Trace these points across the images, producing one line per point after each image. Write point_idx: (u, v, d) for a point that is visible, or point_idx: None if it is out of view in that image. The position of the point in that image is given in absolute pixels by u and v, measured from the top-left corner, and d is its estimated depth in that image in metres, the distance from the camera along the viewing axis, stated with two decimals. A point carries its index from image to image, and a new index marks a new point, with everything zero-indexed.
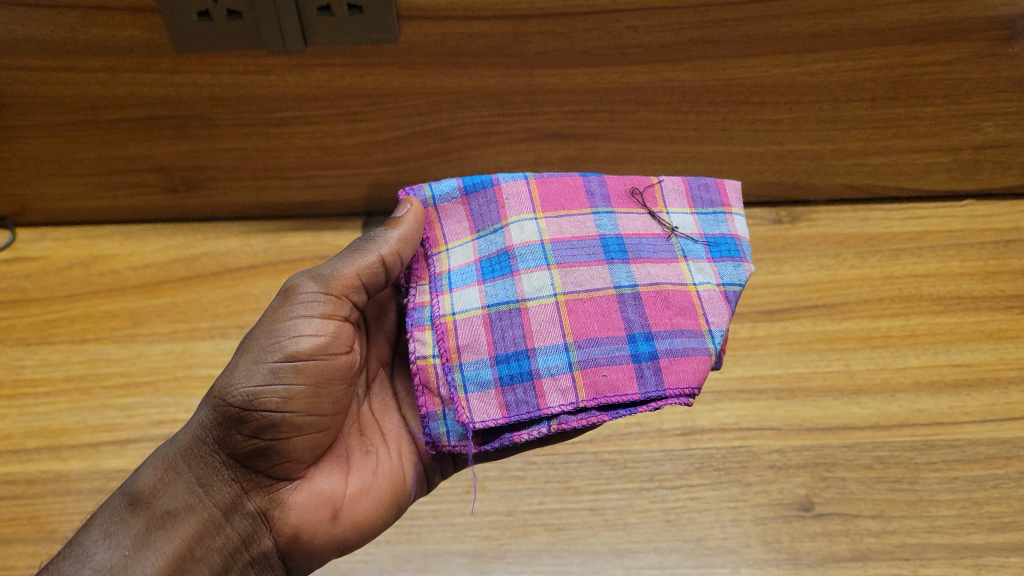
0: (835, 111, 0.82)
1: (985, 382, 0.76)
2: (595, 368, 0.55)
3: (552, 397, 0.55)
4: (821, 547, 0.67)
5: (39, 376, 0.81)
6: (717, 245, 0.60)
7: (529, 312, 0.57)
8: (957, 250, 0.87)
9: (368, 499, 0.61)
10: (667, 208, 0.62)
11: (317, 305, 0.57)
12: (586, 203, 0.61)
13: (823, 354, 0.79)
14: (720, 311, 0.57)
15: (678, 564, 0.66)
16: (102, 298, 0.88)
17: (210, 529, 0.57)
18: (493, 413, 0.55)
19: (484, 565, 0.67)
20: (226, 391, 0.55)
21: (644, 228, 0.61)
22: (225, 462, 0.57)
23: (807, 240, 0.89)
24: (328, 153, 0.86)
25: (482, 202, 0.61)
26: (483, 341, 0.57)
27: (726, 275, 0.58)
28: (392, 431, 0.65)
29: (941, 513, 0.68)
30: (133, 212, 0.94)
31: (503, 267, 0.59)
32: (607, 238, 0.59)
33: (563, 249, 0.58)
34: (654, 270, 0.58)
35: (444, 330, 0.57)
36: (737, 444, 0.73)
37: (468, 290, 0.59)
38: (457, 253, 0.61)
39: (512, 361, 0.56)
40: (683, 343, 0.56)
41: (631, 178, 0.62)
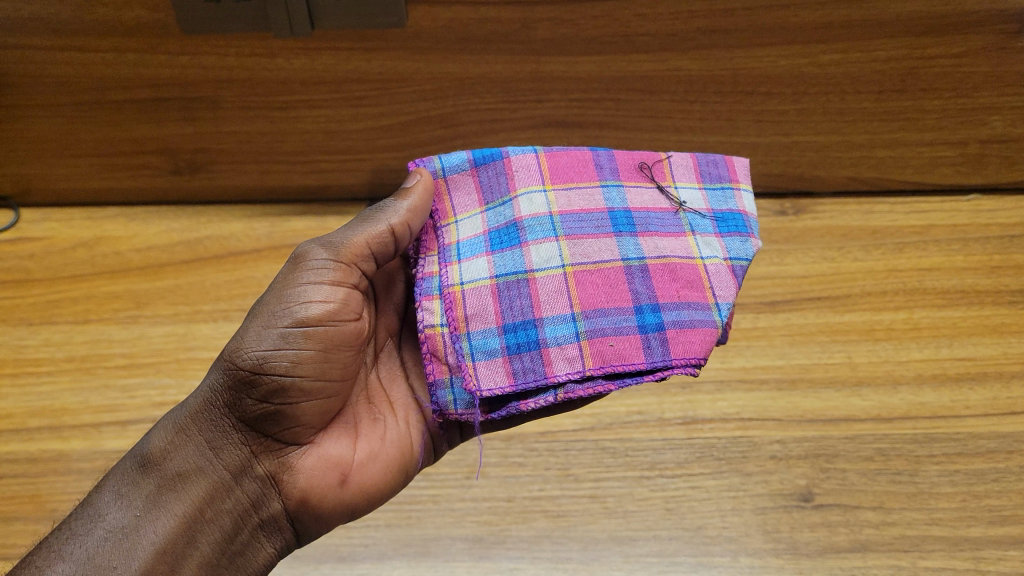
0: (842, 103, 0.82)
1: (987, 375, 0.76)
2: (602, 338, 0.55)
3: (558, 366, 0.55)
4: (820, 537, 0.67)
5: (41, 356, 0.81)
6: (724, 221, 0.60)
7: (537, 283, 0.57)
8: (962, 244, 0.87)
9: (376, 465, 0.61)
10: (676, 183, 0.61)
11: (327, 272, 0.57)
12: (595, 176, 0.60)
13: (825, 347, 0.79)
14: (727, 285, 0.57)
15: (678, 552, 0.66)
16: (105, 279, 0.87)
17: (220, 491, 0.57)
18: (500, 380, 0.55)
19: (484, 551, 0.67)
20: (237, 355, 0.55)
21: (652, 202, 0.60)
22: (235, 425, 0.57)
23: (811, 232, 0.89)
24: (332, 138, 0.86)
25: (492, 173, 0.61)
26: (490, 310, 0.57)
27: (734, 250, 0.59)
28: (399, 399, 0.65)
29: (941, 505, 0.68)
30: (137, 193, 0.94)
31: (511, 239, 0.58)
32: (615, 211, 0.59)
33: (572, 221, 0.58)
34: (662, 243, 0.58)
35: (452, 300, 0.57)
36: (738, 434, 0.73)
37: (476, 261, 0.58)
38: (466, 224, 0.61)
39: (519, 331, 0.56)
40: (690, 315, 0.56)
41: (640, 153, 0.62)
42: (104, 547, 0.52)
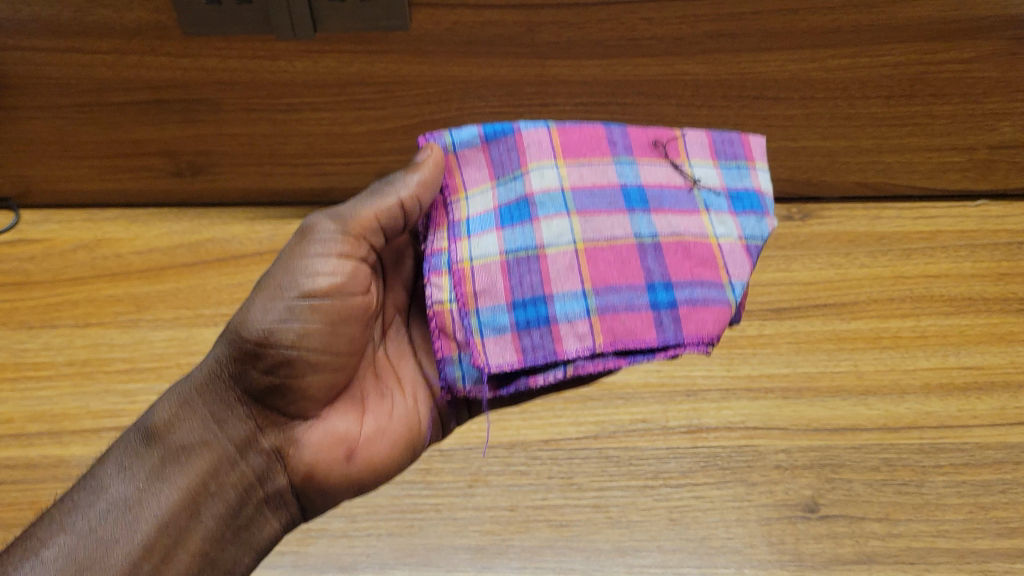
0: (849, 108, 0.81)
1: (995, 384, 0.76)
2: (612, 315, 0.55)
3: (568, 342, 0.54)
4: (825, 549, 0.66)
5: (41, 360, 0.80)
6: (739, 198, 0.59)
7: (548, 259, 0.56)
8: (970, 251, 0.86)
9: (382, 440, 0.62)
10: (690, 160, 0.60)
11: (335, 245, 0.56)
12: (607, 153, 0.59)
13: (831, 354, 0.78)
14: (741, 263, 0.57)
15: (681, 563, 0.65)
16: (106, 282, 0.86)
17: (226, 464, 0.56)
18: (508, 356, 0.54)
19: (486, 561, 0.66)
20: (242, 327, 0.54)
21: (665, 179, 0.59)
22: (240, 398, 0.56)
23: (818, 238, 0.88)
24: (335, 140, 0.85)
25: (503, 148, 0.58)
26: (500, 287, 0.56)
27: (749, 228, 0.58)
28: (407, 375, 0.65)
29: (947, 517, 0.68)
30: (138, 196, 0.93)
31: (521, 214, 0.57)
32: (628, 188, 0.58)
33: (583, 198, 0.57)
34: (676, 221, 0.58)
35: (461, 276, 0.56)
36: (743, 444, 0.72)
37: (487, 237, 0.57)
38: (476, 199, 0.58)
39: (529, 307, 0.55)
40: (703, 293, 0.55)
41: (653, 130, 0.61)
42: (106, 521, 0.51)
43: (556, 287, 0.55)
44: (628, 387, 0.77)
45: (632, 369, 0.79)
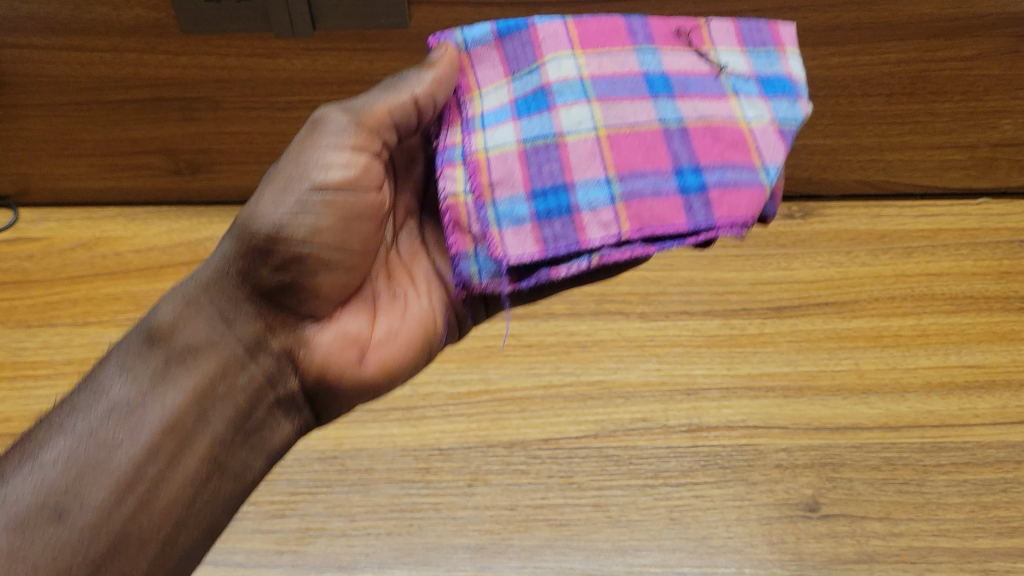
0: (850, 105, 0.81)
1: (996, 383, 0.76)
2: (638, 200, 0.49)
3: (592, 230, 0.49)
4: (826, 548, 0.66)
5: (39, 358, 0.79)
6: (769, 86, 0.53)
7: (568, 147, 0.50)
8: (971, 249, 0.86)
9: (396, 343, 0.57)
10: (716, 48, 0.54)
11: (347, 138, 0.50)
12: (628, 42, 0.53)
13: (832, 353, 0.78)
14: (773, 146, 0.51)
15: (681, 563, 0.65)
16: (105, 280, 0.86)
17: (235, 365, 0.49)
18: (529, 247, 0.49)
19: (486, 560, 0.66)
20: (250, 221, 0.49)
21: (690, 68, 0.53)
22: (249, 297, 0.50)
23: (819, 237, 0.88)
24: None
25: (516, 42, 0.52)
26: (519, 176, 0.51)
27: (781, 112, 0.52)
28: (421, 274, 0.60)
29: (949, 516, 0.67)
30: (137, 195, 0.92)
31: (538, 105, 0.51)
32: (652, 76, 0.52)
33: (605, 86, 0.52)
34: (702, 107, 0.52)
35: (476, 167, 0.51)
36: (743, 442, 0.72)
37: (502, 128, 0.52)
38: (489, 96, 0.52)
39: (550, 197, 0.50)
40: (734, 176, 0.50)
41: (674, 19, 0.54)
42: (104, 423, 0.44)
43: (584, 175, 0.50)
44: (628, 386, 0.77)
45: (632, 367, 0.78)
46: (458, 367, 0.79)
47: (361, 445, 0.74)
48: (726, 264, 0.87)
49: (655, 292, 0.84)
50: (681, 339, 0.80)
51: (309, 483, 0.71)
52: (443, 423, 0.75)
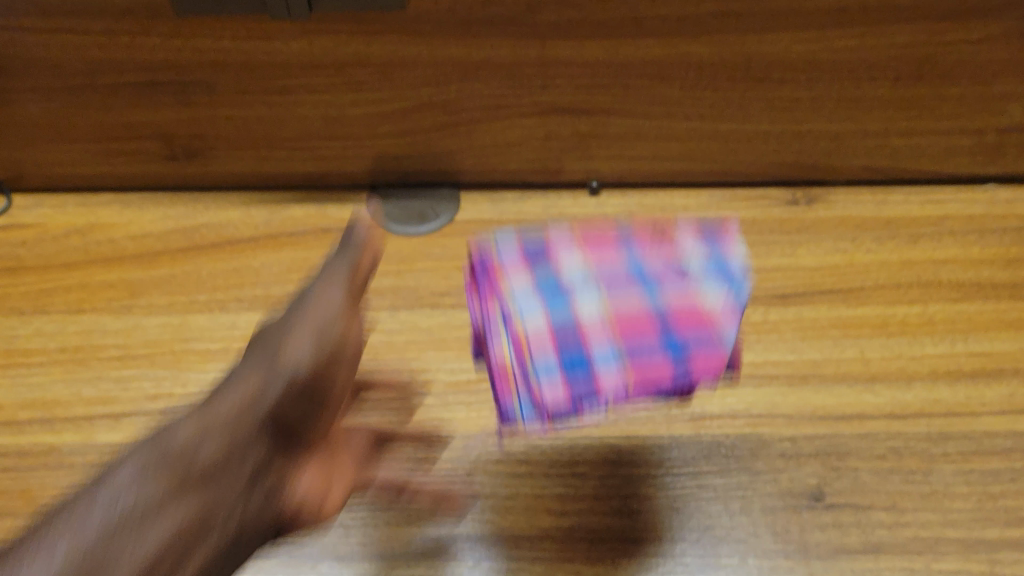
0: (856, 90, 0.80)
1: (1003, 371, 0.75)
2: (642, 355, 0.55)
3: (608, 383, 0.54)
4: (831, 538, 0.65)
5: (32, 346, 0.78)
6: (717, 269, 0.61)
7: (582, 319, 0.58)
8: (978, 235, 0.85)
9: (337, 497, 0.62)
10: (679, 244, 0.63)
11: (341, 278, 0.60)
12: (614, 250, 0.64)
13: (838, 341, 0.77)
14: (730, 317, 0.58)
15: (684, 553, 0.64)
16: (100, 267, 0.85)
17: (238, 509, 0.52)
18: (562, 395, 0.54)
19: (486, 550, 0.65)
20: (292, 364, 0.56)
21: (662, 261, 0.62)
22: (271, 426, 0.55)
23: (826, 223, 0.87)
24: (332, 124, 0.84)
25: (535, 254, 0.63)
26: (548, 337, 0.57)
27: (734, 294, 0.59)
28: (347, 470, 0.64)
29: (956, 506, 0.66)
30: (130, 180, 0.91)
31: (559, 270, 0.60)
32: (636, 270, 0.62)
33: (607, 284, 0.61)
34: (677, 283, 0.60)
35: (518, 339, 0.57)
36: (747, 431, 0.71)
37: (530, 301, 0.59)
38: (515, 282, 0.61)
39: (574, 351, 0.56)
40: (706, 338, 0.56)
41: (650, 226, 0.66)
42: (114, 524, 0.46)
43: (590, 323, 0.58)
44: None
45: None
46: (457, 356, 0.77)
47: (358, 434, 0.72)
48: None
49: None
50: None
51: None
52: (442, 411, 0.73)
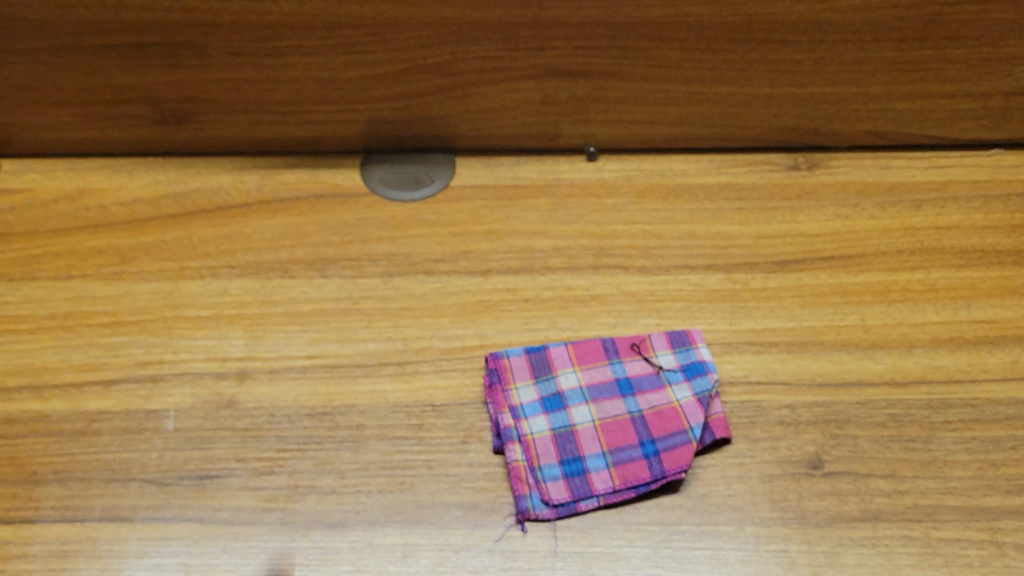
0: (859, 52, 0.78)
1: (1005, 339, 0.74)
2: (624, 464, 0.66)
3: (598, 483, 0.65)
4: (829, 506, 0.64)
5: (21, 312, 0.77)
6: (689, 370, 0.72)
7: (579, 432, 0.69)
8: (981, 201, 0.84)
9: None
10: (656, 352, 0.73)
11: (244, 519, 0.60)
12: (604, 358, 0.73)
13: (838, 308, 0.76)
14: (696, 412, 0.69)
15: (680, 521, 0.63)
16: (89, 233, 0.83)
17: None
18: (563, 493, 0.64)
19: (479, 518, 0.64)
20: None
21: (641, 370, 0.72)
22: None
23: (825, 188, 0.85)
24: (324, 87, 0.82)
25: (539, 361, 0.73)
26: (552, 451, 0.68)
27: (698, 387, 0.70)
28: None
29: (956, 474, 0.65)
30: (120, 144, 0.89)
31: (556, 403, 0.71)
32: (620, 380, 0.72)
33: (596, 390, 0.71)
34: (653, 399, 0.71)
35: (526, 445, 0.67)
36: (745, 398, 0.70)
37: (536, 418, 0.69)
38: (523, 390, 0.71)
39: (572, 462, 0.67)
40: (675, 440, 0.67)
41: (631, 335, 0.75)
42: None
43: (588, 495, 0.64)
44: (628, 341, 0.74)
45: (632, 323, 0.76)
46: (452, 323, 0.76)
47: (351, 401, 0.71)
48: (729, 217, 0.83)
49: (656, 246, 0.81)
50: (681, 294, 0.78)
51: (298, 439, 0.68)
52: (436, 378, 0.72)
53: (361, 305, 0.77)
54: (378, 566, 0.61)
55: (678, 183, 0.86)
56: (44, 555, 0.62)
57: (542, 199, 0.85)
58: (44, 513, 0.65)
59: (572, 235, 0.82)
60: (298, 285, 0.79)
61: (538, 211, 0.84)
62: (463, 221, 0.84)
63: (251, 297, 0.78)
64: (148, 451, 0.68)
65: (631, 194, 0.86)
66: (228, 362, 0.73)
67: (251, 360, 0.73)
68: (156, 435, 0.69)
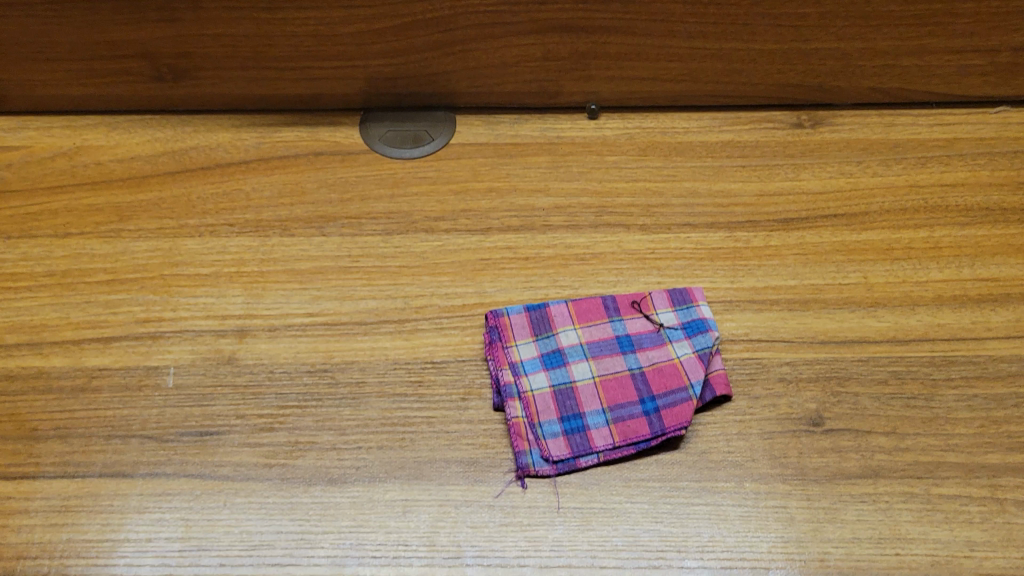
0: (866, 5, 0.77)
1: (1009, 297, 0.73)
2: (624, 420, 0.66)
3: (598, 439, 0.65)
4: (829, 463, 0.64)
5: (20, 270, 0.77)
6: (690, 328, 0.71)
7: (579, 389, 0.68)
8: (988, 159, 0.83)
9: None
10: (657, 310, 0.73)
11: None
12: (604, 315, 0.72)
13: (840, 266, 0.75)
14: (696, 369, 0.68)
15: (680, 477, 0.63)
16: (87, 190, 0.83)
17: None
18: (563, 449, 0.64)
19: (479, 474, 0.64)
20: None
21: (642, 327, 0.72)
22: None
23: (830, 146, 0.85)
24: (323, 42, 0.81)
25: (540, 318, 0.72)
26: (552, 407, 0.67)
27: (699, 344, 0.70)
28: None
29: (957, 431, 0.65)
30: (117, 101, 0.88)
31: (556, 360, 0.70)
32: (621, 337, 0.71)
33: (596, 347, 0.71)
34: (654, 355, 0.70)
35: (526, 401, 0.67)
36: (746, 356, 0.70)
37: (537, 374, 0.69)
38: (524, 348, 0.70)
39: (572, 418, 0.66)
40: (675, 397, 0.67)
41: (632, 292, 0.74)
42: None
43: (588, 452, 0.64)
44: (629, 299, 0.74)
45: (633, 281, 0.75)
46: (452, 281, 0.76)
47: (351, 358, 0.70)
48: (732, 174, 0.83)
49: (657, 204, 0.81)
50: (682, 252, 0.77)
51: (299, 395, 0.68)
52: (436, 335, 0.72)
53: (360, 263, 0.77)
54: (378, 521, 0.61)
55: (680, 141, 0.85)
56: (45, 509, 0.62)
57: (543, 157, 0.85)
58: (44, 468, 0.65)
59: (573, 192, 0.82)
60: (297, 243, 0.78)
61: (538, 169, 0.84)
62: (463, 179, 0.83)
63: (250, 255, 0.78)
64: (147, 408, 0.68)
65: (632, 152, 0.85)
66: (227, 320, 0.73)
67: (250, 318, 0.73)
68: (156, 391, 0.69)
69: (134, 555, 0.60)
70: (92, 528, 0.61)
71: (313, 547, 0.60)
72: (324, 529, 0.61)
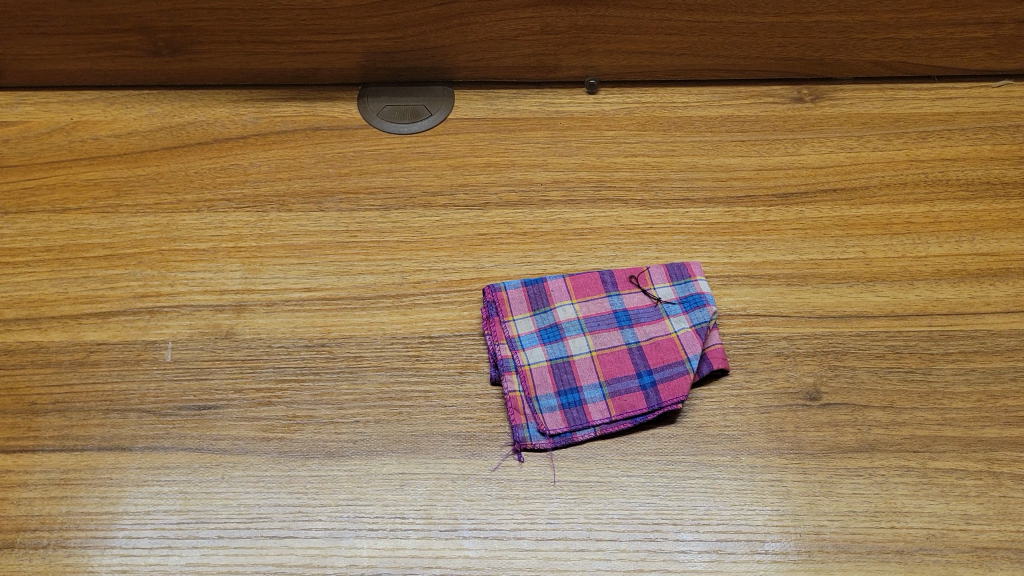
0: None
1: (1008, 271, 0.73)
2: (620, 394, 0.66)
3: (594, 413, 0.65)
4: (826, 437, 0.64)
5: (18, 246, 0.77)
6: (687, 302, 0.71)
7: (576, 362, 0.68)
8: (989, 132, 0.82)
9: None
10: (655, 285, 0.72)
11: None
12: (602, 290, 0.72)
13: (839, 241, 0.75)
14: (693, 343, 0.68)
15: (676, 450, 0.63)
16: (85, 166, 0.83)
17: None
18: (560, 423, 0.64)
19: (476, 448, 0.64)
20: None
21: (640, 302, 0.72)
22: None
23: (830, 120, 0.84)
24: (321, 16, 0.81)
25: (538, 292, 0.72)
26: (550, 381, 0.67)
27: (696, 318, 0.69)
28: None
29: (954, 405, 0.65)
30: (115, 76, 0.88)
31: (553, 334, 0.70)
32: (618, 311, 0.71)
33: (594, 321, 0.70)
34: (651, 329, 0.70)
35: (523, 375, 0.67)
36: (744, 330, 0.70)
37: (534, 348, 0.69)
38: (522, 323, 0.70)
39: (569, 392, 0.66)
40: (672, 371, 0.66)
41: (630, 267, 0.74)
42: None
43: (585, 426, 0.64)
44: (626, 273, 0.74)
45: (631, 256, 0.75)
46: (449, 256, 0.76)
47: (348, 333, 0.70)
48: (731, 149, 0.82)
49: (656, 179, 0.80)
50: (681, 227, 0.77)
51: (296, 369, 0.68)
52: (434, 310, 0.72)
53: (358, 238, 0.77)
54: (376, 493, 0.61)
55: (680, 115, 0.85)
56: (44, 483, 0.63)
57: (541, 131, 0.84)
58: (44, 442, 0.65)
59: (572, 167, 0.81)
60: (295, 218, 0.78)
61: (537, 144, 0.83)
62: (461, 154, 0.83)
63: (247, 230, 0.77)
64: (146, 382, 0.68)
65: (631, 127, 0.84)
66: (225, 294, 0.73)
67: (247, 293, 0.73)
68: (154, 365, 0.69)
69: (133, 527, 0.60)
70: (91, 501, 0.62)
71: (311, 520, 0.60)
72: (322, 502, 0.61)
